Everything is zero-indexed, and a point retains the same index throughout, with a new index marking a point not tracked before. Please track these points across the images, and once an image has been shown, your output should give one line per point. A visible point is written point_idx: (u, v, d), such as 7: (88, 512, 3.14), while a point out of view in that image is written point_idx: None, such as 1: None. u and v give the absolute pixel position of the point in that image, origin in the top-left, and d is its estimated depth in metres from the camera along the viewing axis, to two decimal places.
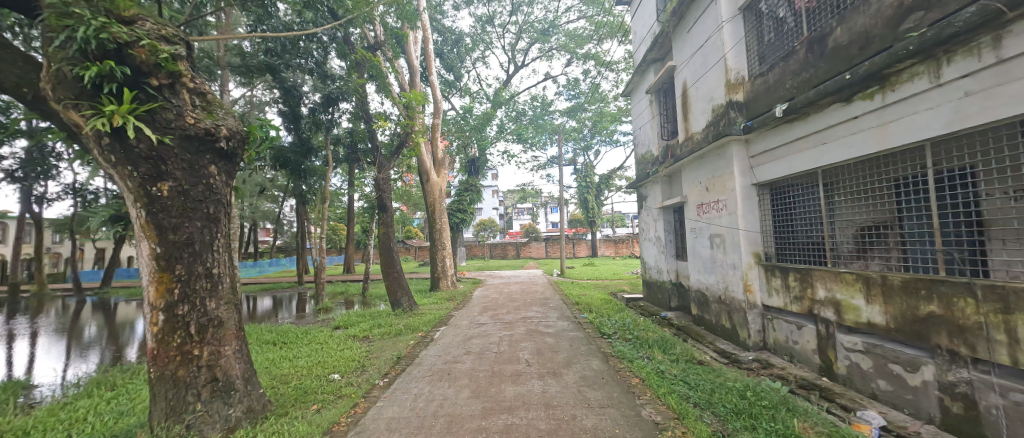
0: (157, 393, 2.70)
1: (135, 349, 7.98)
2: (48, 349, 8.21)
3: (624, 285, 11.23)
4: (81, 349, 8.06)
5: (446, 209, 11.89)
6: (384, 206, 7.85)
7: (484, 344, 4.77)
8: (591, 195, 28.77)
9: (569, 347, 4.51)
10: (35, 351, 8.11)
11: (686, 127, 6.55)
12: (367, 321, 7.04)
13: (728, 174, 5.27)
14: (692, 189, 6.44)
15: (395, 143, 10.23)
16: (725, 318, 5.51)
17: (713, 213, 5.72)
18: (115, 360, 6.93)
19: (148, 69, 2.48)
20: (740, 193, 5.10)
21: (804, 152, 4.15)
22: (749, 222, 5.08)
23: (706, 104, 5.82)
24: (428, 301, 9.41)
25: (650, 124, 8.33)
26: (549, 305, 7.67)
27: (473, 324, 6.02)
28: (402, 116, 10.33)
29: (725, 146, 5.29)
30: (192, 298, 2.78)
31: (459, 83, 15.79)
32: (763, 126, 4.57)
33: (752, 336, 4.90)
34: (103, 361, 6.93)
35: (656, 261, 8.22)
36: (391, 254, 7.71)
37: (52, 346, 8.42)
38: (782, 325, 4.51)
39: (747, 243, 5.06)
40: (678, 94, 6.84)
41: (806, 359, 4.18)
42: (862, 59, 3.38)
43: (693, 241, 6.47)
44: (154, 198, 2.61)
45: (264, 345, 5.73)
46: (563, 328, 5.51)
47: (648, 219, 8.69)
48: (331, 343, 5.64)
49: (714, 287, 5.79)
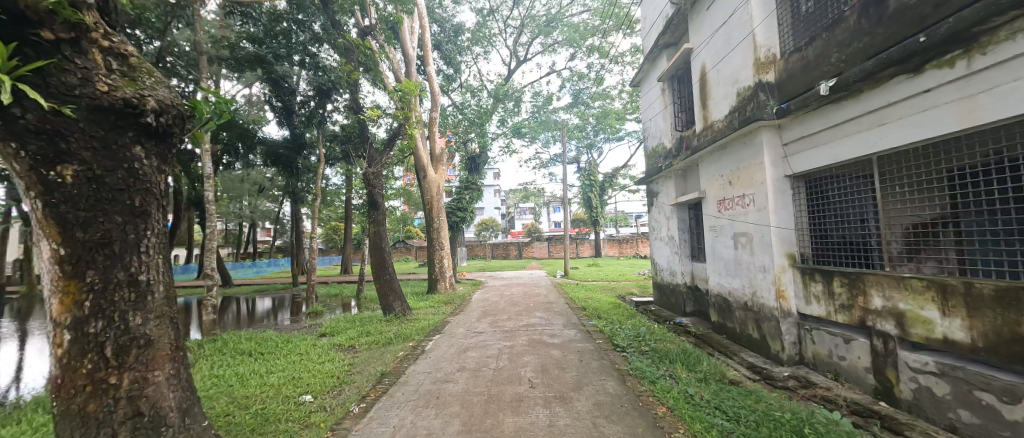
0: (61, 433, 2.13)
1: None
2: (39, 349, 7.97)
3: (632, 288, 10.63)
4: None
5: (444, 207, 11.32)
6: (375, 203, 7.25)
7: (480, 358, 4.18)
8: (594, 194, 28.14)
9: (578, 362, 3.93)
10: (24, 351, 7.86)
11: (704, 115, 5.94)
12: (355, 328, 6.46)
13: (756, 165, 4.68)
14: (712, 183, 5.84)
15: (390, 137, 9.66)
16: (752, 327, 4.92)
17: (738, 209, 5.12)
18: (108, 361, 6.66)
19: (37, 18, 1.92)
20: (771, 186, 4.51)
21: (854, 136, 3.56)
22: (782, 219, 4.48)
23: (729, 88, 5.21)
24: (424, 305, 8.82)
25: (662, 114, 7.72)
26: (554, 310, 7.09)
27: (471, 333, 5.43)
28: (397, 109, 9.75)
29: (753, 133, 4.70)
30: (108, 312, 2.21)
31: (458, 78, 15.29)
32: (802, 109, 3.98)
33: (786, 349, 4.32)
34: None
35: (668, 263, 7.63)
36: (382, 255, 7.09)
37: (44, 347, 8.17)
38: (825, 338, 3.93)
39: (780, 243, 4.46)
40: (695, 79, 6.23)
41: (857, 379, 3.60)
42: (938, 18, 2.78)
43: (713, 241, 5.86)
44: (51, 185, 2.04)
45: (238, 356, 5.19)
46: (570, 338, 4.92)
47: (659, 217, 8.10)
48: (312, 355, 5.07)
49: (738, 291, 5.20)
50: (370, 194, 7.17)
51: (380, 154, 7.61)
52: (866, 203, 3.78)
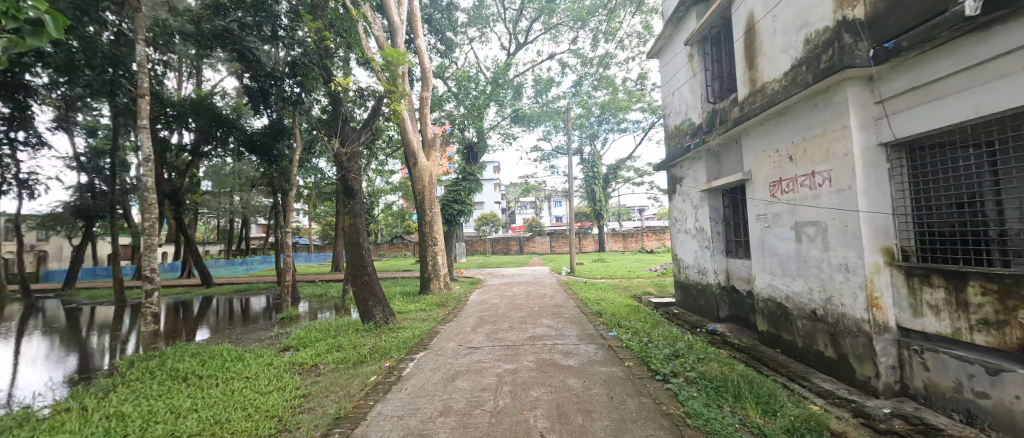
0: None
1: (108, 356, 7.06)
2: (26, 354, 7.55)
3: (647, 287, 9.48)
4: (61, 355, 7.32)
5: (437, 198, 10.20)
6: (352, 191, 6.06)
7: (472, 392, 3.10)
8: (598, 187, 27.00)
9: (609, 400, 2.85)
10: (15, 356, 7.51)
11: (753, 76, 4.77)
12: (327, 339, 5.38)
13: (836, 130, 3.55)
14: (761, 160, 4.71)
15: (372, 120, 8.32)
16: (825, 343, 3.82)
17: (804, 191, 4.00)
18: (83, 369, 6.08)
19: None
20: (858, 158, 3.39)
21: (1015, 76, 2.46)
22: (876, 202, 3.36)
23: (792, 36, 4.06)
24: (413, 308, 7.69)
25: (688, 85, 6.53)
26: (564, 316, 5.97)
27: (465, 350, 4.31)
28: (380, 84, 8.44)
29: (831, 89, 3.59)
30: None
31: (452, 61, 14.20)
32: (921, 44, 2.86)
33: (883, 376, 3.24)
34: (73, 370, 6.10)
35: (697, 259, 6.51)
36: (358, 252, 5.93)
37: (34, 351, 7.80)
38: (949, 365, 2.86)
39: (872, 233, 3.35)
40: (738, 35, 5.06)
41: (1009, 427, 2.53)
42: None
43: (763, 232, 4.74)
44: None
45: (171, 380, 4.11)
46: (590, 358, 3.82)
47: (684, 206, 6.97)
48: (260, 381, 3.97)
49: (802, 296, 4.11)
50: (344, 180, 5.93)
51: (357, 133, 6.40)
52: (998, 178, 2.77)
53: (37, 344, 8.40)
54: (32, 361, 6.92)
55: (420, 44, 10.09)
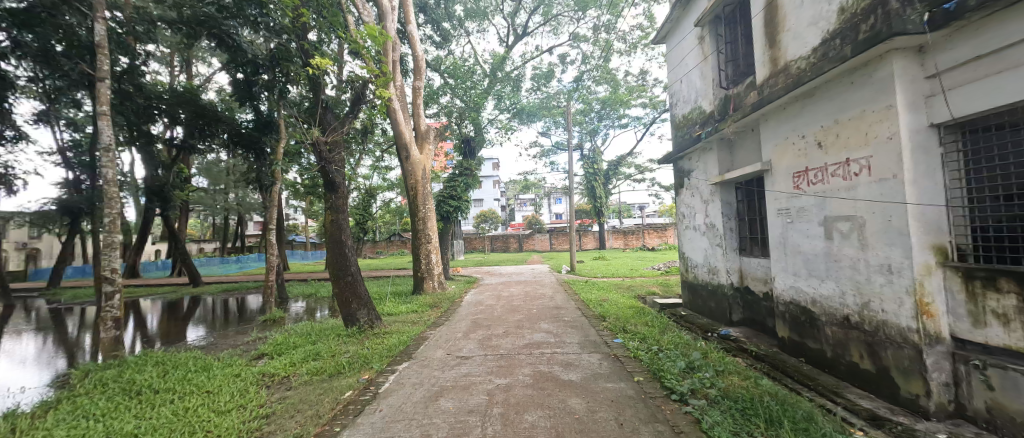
0: None
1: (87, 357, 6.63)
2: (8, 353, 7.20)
3: (652, 287, 9.02)
4: (41, 355, 6.94)
5: (431, 193, 9.70)
6: (334, 186, 5.56)
7: (457, 415, 2.65)
8: (599, 183, 26.53)
9: (619, 427, 2.39)
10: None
11: (773, 55, 4.31)
12: (304, 346, 4.92)
13: (878, 110, 3.08)
14: (783, 149, 4.24)
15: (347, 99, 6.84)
16: (862, 354, 3.37)
17: (836, 181, 3.54)
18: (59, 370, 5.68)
19: None
20: (905, 141, 2.92)
21: None
22: (926, 192, 2.89)
23: (821, 6, 3.60)
24: (404, 310, 7.23)
25: (698, 70, 6.06)
26: (564, 320, 5.51)
27: (453, 360, 3.85)
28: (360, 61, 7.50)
29: (873, 63, 3.11)
30: None
31: (448, 52, 13.68)
32: (991, 3, 2.40)
33: (935, 394, 2.79)
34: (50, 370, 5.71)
35: (706, 257, 6.06)
36: (340, 251, 5.44)
37: (16, 350, 7.43)
38: (1020, 384, 2.39)
39: (922, 228, 2.88)
40: (756, 11, 4.59)
41: None
42: None
43: (785, 228, 4.27)
44: None
45: (122, 396, 3.66)
46: (595, 370, 3.37)
47: (692, 201, 6.51)
48: (221, 397, 3.51)
49: (833, 300, 3.65)
50: (324, 172, 5.40)
51: (340, 121, 5.88)
52: None
53: (24, 342, 8.14)
54: (22, 358, 6.73)
55: (412, 31, 9.57)
